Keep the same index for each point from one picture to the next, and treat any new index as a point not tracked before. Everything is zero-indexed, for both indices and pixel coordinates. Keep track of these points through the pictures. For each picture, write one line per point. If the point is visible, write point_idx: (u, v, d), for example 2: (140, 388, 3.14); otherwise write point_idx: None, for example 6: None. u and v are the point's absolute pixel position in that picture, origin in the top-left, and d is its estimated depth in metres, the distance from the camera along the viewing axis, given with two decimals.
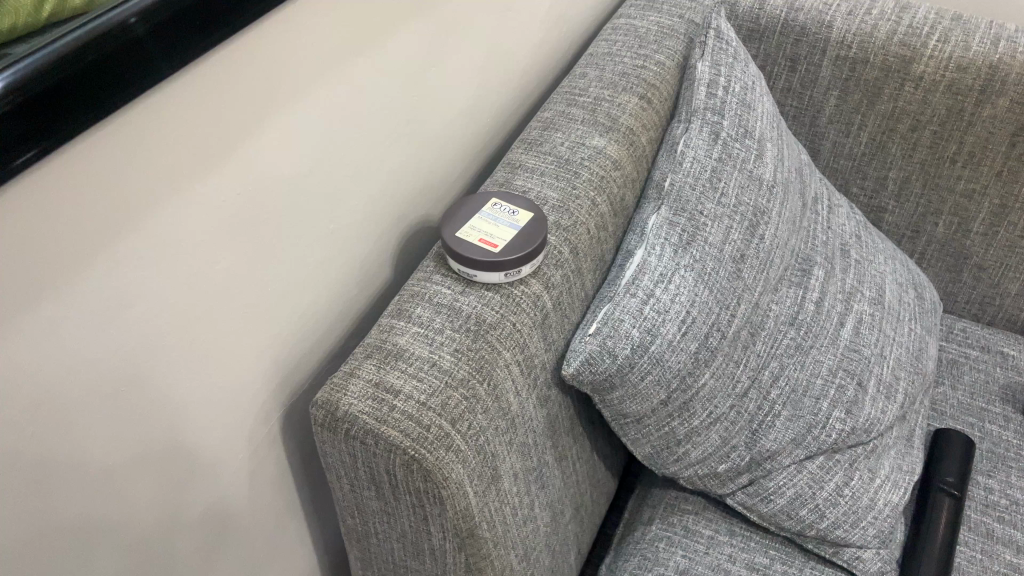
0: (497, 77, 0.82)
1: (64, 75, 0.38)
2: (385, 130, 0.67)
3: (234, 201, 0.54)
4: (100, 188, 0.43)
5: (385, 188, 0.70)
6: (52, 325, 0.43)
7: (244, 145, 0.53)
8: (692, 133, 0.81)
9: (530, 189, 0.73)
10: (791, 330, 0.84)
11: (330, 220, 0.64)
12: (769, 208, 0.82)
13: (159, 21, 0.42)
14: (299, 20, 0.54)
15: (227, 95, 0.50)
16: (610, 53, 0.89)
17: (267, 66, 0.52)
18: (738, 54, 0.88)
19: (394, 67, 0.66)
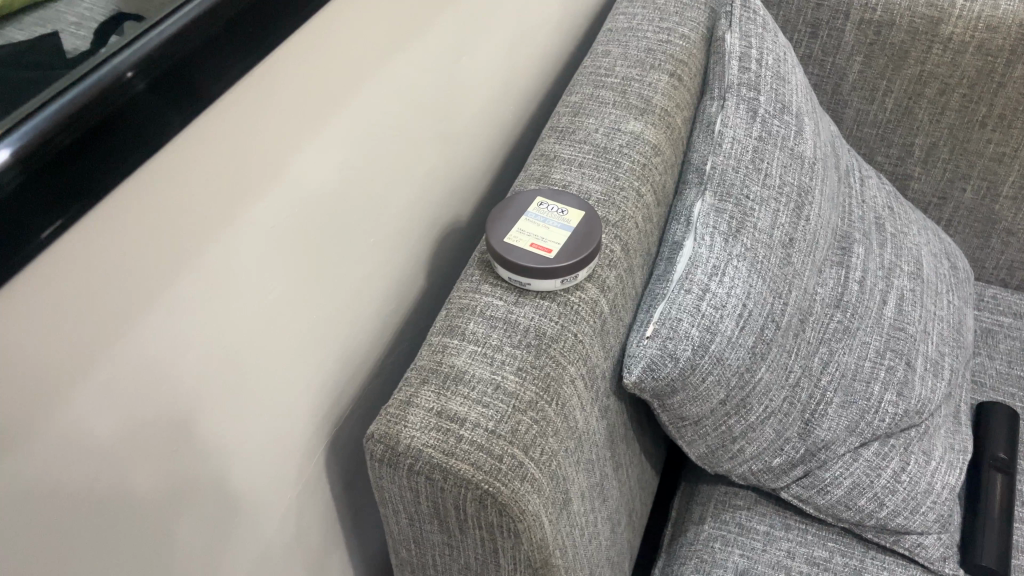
0: (519, 62, 0.76)
1: (79, 133, 0.32)
2: (416, 133, 0.62)
3: (273, 224, 0.48)
4: (135, 230, 0.37)
5: (417, 194, 0.65)
6: (99, 390, 0.37)
7: (280, 172, 0.47)
8: (729, 111, 0.77)
9: (571, 183, 0.68)
10: (837, 313, 0.81)
11: (367, 231, 0.59)
12: (813, 186, 0.78)
13: (185, 52, 0.37)
14: (332, 26, 0.48)
15: (260, 109, 0.44)
16: (631, 27, 0.84)
17: (303, 82, 0.47)
18: (766, 23, 0.83)
19: (423, 66, 0.60)
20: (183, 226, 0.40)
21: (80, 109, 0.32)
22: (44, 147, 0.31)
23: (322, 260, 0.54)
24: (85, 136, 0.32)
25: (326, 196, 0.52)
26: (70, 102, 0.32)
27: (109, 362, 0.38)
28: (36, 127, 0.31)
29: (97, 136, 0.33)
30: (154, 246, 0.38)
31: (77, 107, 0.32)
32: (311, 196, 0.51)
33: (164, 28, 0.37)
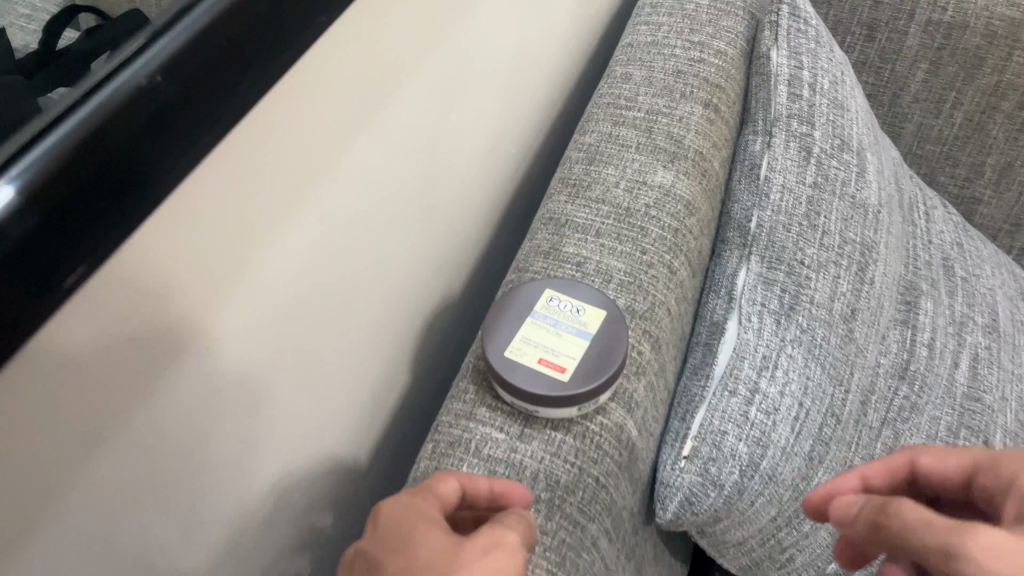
0: (502, 96, 0.65)
1: (89, 169, 0.25)
2: (405, 188, 0.52)
3: (266, 303, 0.39)
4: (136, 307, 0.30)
5: (401, 264, 0.55)
6: (105, 497, 0.32)
7: (262, 261, 0.38)
8: (776, 151, 0.63)
9: (588, 262, 0.55)
10: (902, 386, 0.68)
11: (351, 305, 0.49)
12: (878, 240, 0.64)
13: (201, 65, 0.30)
14: (324, 77, 0.39)
15: (248, 176, 0.35)
16: (656, 41, 0.69)
17: (286, 153, 0.38)
18: (820, 35, 0.69)
19: (420, 106, 0.51)
20: (195, 291, 0.33)
21: (93, 132, 0.26)
22: (46, 188, 0.24)
23: (297, 364, 0.44)
24: (96, 169, 0.26)
25: (316, 269, 0.43)
26: (72, 129, 0.25)
27: (116, 459, 0.32)
28: (39, 160, 0.24)
29: (107, 170, 0.26)
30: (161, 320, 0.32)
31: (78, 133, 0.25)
32: (301, 272, 0.42)
33: (182, 29, 0.29)
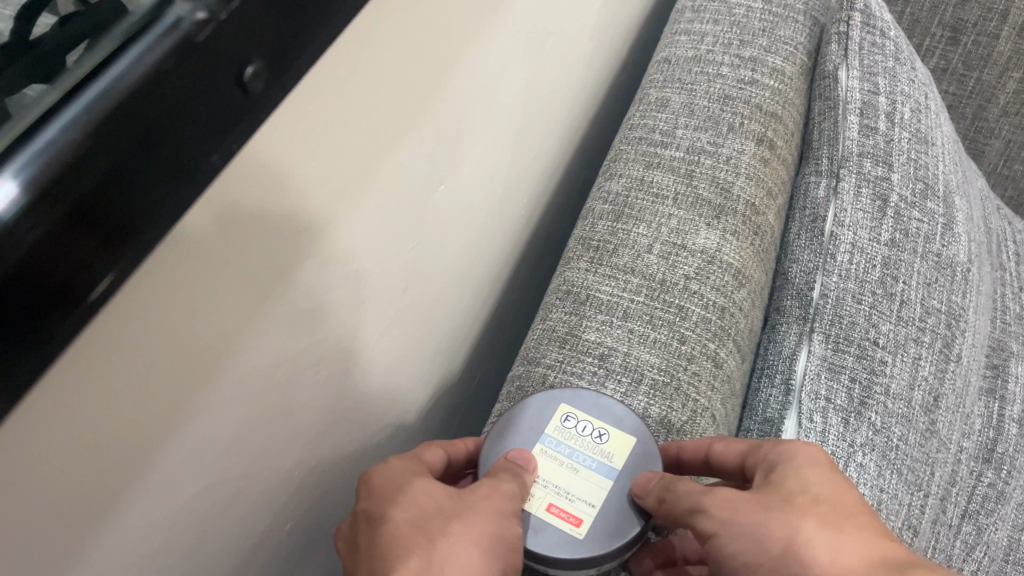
0: (543, 107, 0.53)
1: (89, 185, 0.18)
2: (428, 228, 0.42)
3: (248, 415, 0.30)
4: (162, 352, 0.24)
5: (414, 324, 0.44)
6: (118, 556, 0.26)
7: (243, 369, 0.28)
8: (845, 199, 0.52)
9: (614, 355, 0.45)
10: (988, 473, 0.57)
11: (334, 402, 0.38)
12: (966, 304, 0.53)
13: (204, 87, 0.20)
14: (351, 109, 0.29)
15: (189, 302, 0.24)
16: (697, 57, 0.58)
17: (284, 224, 0.28)
18: (899, 50, 0.57)
19: (455, 129, 0.40)
20: (185, 371, 0.25)
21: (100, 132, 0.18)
22: (49, 196, 0.17)
23: (280, 470, 0.35)
24: (117, 175, 0.18)
25: (305, 368, 0.33)
26: (69, 123, 0.17)
27: (147, 504, 0.26)
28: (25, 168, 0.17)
29: (108, 190, 0.18)
30: (203, 356, 0.26)
31: (90, 130, 0.18)
32: (284, 378, 0.32)
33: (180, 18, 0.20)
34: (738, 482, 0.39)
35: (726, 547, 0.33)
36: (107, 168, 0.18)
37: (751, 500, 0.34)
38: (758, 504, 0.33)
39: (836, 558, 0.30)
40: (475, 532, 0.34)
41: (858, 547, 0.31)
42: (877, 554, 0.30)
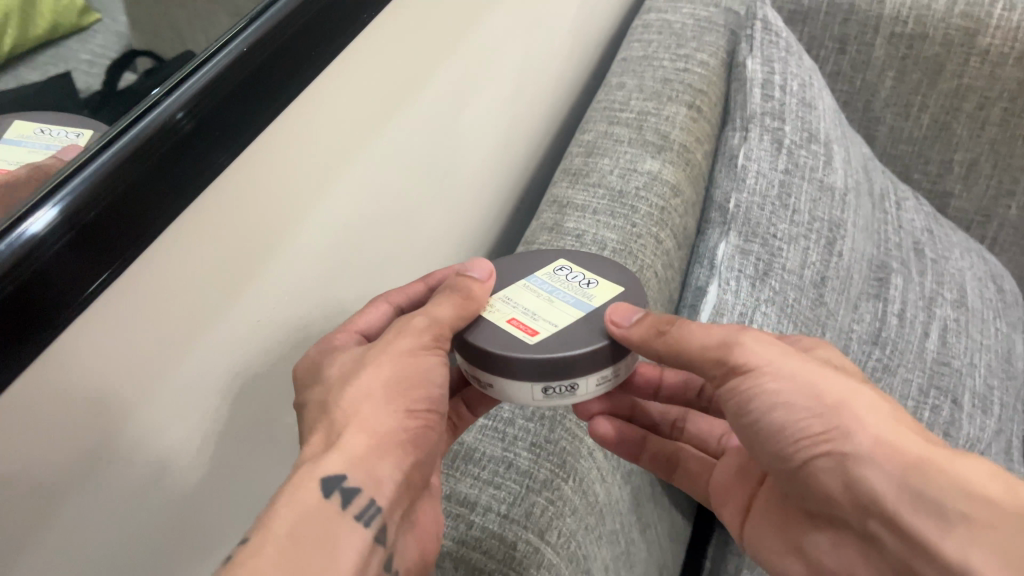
0: (520, 99, 0.75)
1: (147, 166, 0.32)
2: (436, 160, 0.62)
3: (327, 233, 0.50)
4: (197, 265, 0.39)
5: (431, 223, 0.65)
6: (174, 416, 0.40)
7: (320, 201, 0.48)
8: (752, 143, 0.72)
9: (585, 234, 0.64)
10: (875, 351, 0.76)
11: (376, 246, 0.57)
12: (845, 219, 0.73)
13: (271, 54, 0.39)
14: (374, 51, 0.50)
15: (298, 129, 0.44)
16: (647, 56, 0.80)
17: (347, 108, 0.48)
18: (790, 46, 0.79)
19: (452, 90, 0.61)
20: (208, 287, 0.40)
21: (153, 135, 0.33)
22: (130, 167, 0.32)
23: (349, 289, 0.55)
24: (176, 150, 0.34)
25: (360, 218, 0.54)
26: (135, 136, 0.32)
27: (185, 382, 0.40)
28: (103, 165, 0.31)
29: (165, 164, 0.33)
30: (219, 281, 0.41)
31: (124, 160, 0.31)
32: (347, 220, 0.52)
33: (238, 41, 0.38)
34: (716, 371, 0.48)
35: (775, 385, 0.45)
36: (168, 147, 0.33)
37: (794, 361, 0.45)
38: (796, 361, 0.46)
39: (878, 420, 0.42)
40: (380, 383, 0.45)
41: (891, 417, 0.43)
42: (910, 429, 0.43)
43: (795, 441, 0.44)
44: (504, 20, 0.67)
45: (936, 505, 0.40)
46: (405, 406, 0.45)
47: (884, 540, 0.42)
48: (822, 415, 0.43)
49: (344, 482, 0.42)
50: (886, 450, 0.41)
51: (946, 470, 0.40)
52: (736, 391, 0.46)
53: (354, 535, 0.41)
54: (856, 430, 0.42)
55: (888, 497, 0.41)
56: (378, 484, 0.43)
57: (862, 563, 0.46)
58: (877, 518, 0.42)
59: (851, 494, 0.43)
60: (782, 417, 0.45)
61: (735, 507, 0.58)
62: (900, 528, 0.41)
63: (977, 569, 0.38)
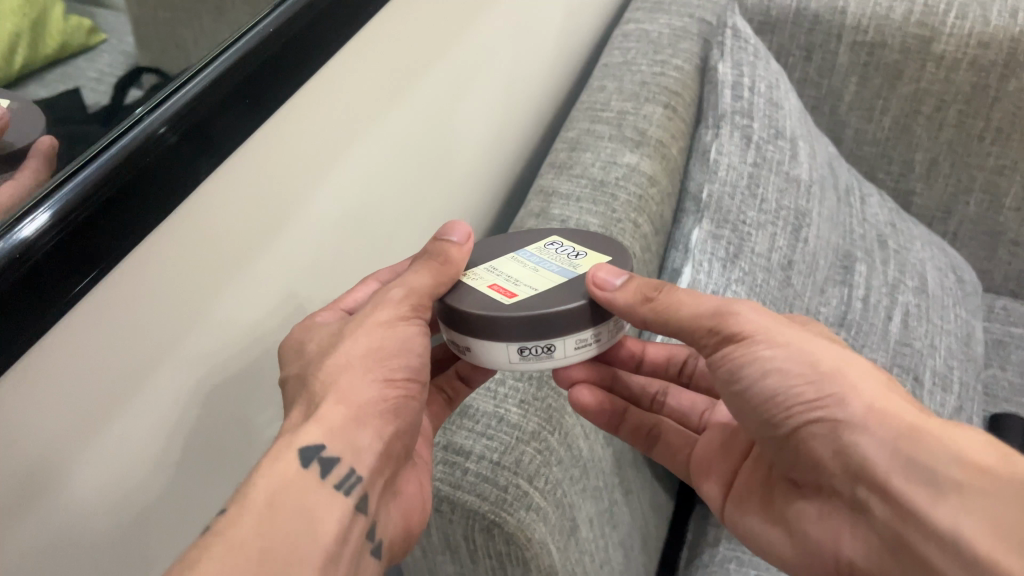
0: (521, 98, 0.79)
1: (132, 175, 0.36)
2: (438, 152, 0.66)
3: (329, 214, 0.54)
4: (189, 256, 0.42)
5: (437, 211, 0.69)
6: (163, 400, 0.43)
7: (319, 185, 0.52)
8: (723, 138, 0.78)
9: (570, 218, 0.70)
10: (841, 332, 0.81)
11: (381, 228, 0.61)
12: (810, 208, 0.79)
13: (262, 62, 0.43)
14: (372, 49, 0.53)
15: (298, 120, 0.48)
16: (626, 62, 0.86)
17: (346, 100, 0.52)
18: (758, 51, 0.85)
19: (451, 86, 0.65)
20: (198, 277, 0.43)
21: (140, 146, 0.36)
22: (117, 174, 0.35)
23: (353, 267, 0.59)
24: (162, 158, 0.37)
25: (362, 201, 0.58)
26: (122, 147, 0.36)
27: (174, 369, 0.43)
28: (89, 175, 0.34)
29: (151, 171, 0.37)
30: (208, 275, 0.44)
31: (112, 167, 0.35)
32: (347, 203, 0.56)
33: (229, 54, 0.42)
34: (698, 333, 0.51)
35: (770, 350, 0.47)
36: (155, 155, 0.37)
37: (788, 331, 0.48)
38: (789, 331, 0.48)
39: (872, 389, 0.45)
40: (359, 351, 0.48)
41: (883, 388, 0.46)
42: (901, 402, 0.45)
43: (789, 407, 0.46)
44: (501, 24, 0.71)
45: (929, 470, 0.42)
46: (384, 374, 0.48)
47: (872, 507, 0.44)
48: (816, 382, 0.46)
49: (322, 452, 0.45)
50: (880, 417, 0.44)
51: (941, 439, 0.42)
52: (730, 356, 0.48)
53: (333, 501, 0.44)
54: (851, 396, 0.45)
55: (880, 461, 0.43)
56: (356, 454, 0.46)
57: (846, 536, 0.47)
58: (867, 484, 0.44)
59: (841, 461, 0.45)
60: (777, 382, 0.47)
61: (715, 483, 0.60)
62: (890, 492, 0.43)
63: (967, 532, 0.40)
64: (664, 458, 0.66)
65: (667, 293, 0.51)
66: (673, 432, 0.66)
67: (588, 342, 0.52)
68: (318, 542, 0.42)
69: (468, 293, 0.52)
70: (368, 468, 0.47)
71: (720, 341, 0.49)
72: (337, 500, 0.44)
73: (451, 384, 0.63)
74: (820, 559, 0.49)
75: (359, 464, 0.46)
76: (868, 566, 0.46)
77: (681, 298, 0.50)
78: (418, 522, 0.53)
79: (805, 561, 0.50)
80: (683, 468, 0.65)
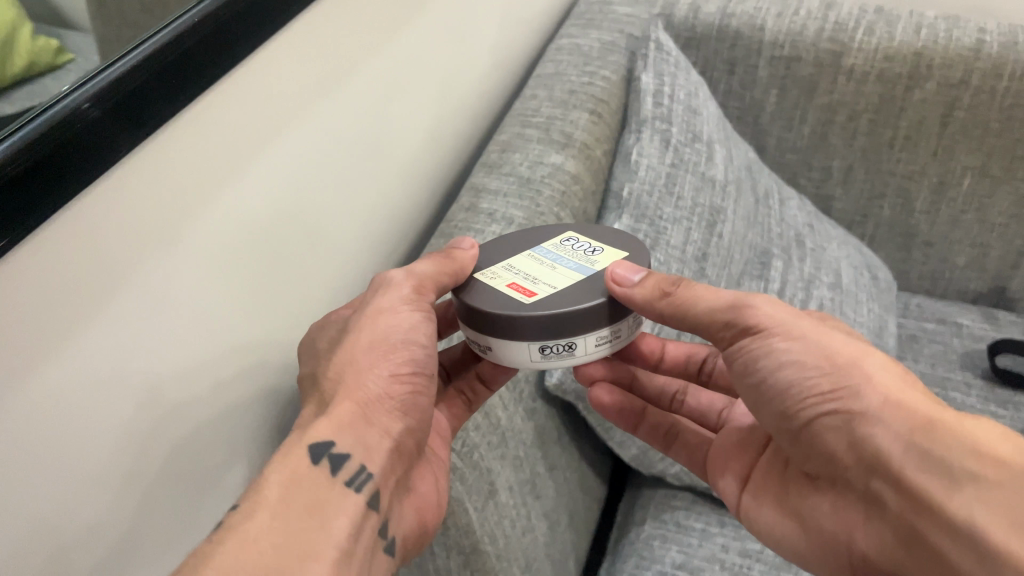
0: (452, 106, 0.84)
1: (48, 149, 0.39)
2: (368, 148, 0.71)
3: (259, 198, 0.58)
4: (120, 221, 0.45)
5: (370, 205, 0.73)
6: (100, 366, 0.46)
7: (247, 171, 0.56)
8: (644, 142, 0.84)
9: (496, 212, 0.75)
10: None
11: (315, 217, 0.65)
12: (724, 206, 0.85)
13: (182, 50, 0.47)
14: (294, 45, 0.58)
15: (226, 105, 0.52)
16: (558, 73, 0.92)
17: (270, 91, 0.56)
18: (679, 63, 0.92)
19: (377, 85, 0.70)
20: (129, 245, 0.46)
21: (55, 124, 0.39)
22: (34, 147, 0.38)
23: (287, 252, 0.62)
24: (78, 136, 0.40)
25: (293, 189, 0.61)
26: (38, 125, 0.39)
27: (110, 338, 0.46)
28: (6, 148, 0.37)
29: (67, 146, 0.40)
30: (139, 245, 0.47)
31: (29, 141, 0.38)
32: (278, 189, 0.60)
33: (148, 45, 0.45)
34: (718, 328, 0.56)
35: (787, 344, 0.53)
36: (71, 132, 0.40)
37: (806, 326, 0.54)
38: (807, 326, 0.54)
39: (888, 381, 0.49)
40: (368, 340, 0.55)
41: (900, 381, 0.50)
42: (918, 395, 0.49)
43: (806, 399, 0.52)
44: (427, 30, 0.75)
45: (942, 464, 0.46)
46: (391, 371, 0.55)
47: (884, 498, 0.49)
48: (831, 374, 0.51)
49: (331, 449, 0.51)
50: (894, 409, 0.48)
51: (956, 431, 0.46)
52: (748, 348, 0.54)
53: (345, 498, 0.50)
54: (865, 388, 0.49)
55: (894, 454, 0.47)
56: (367, 452, 0.52)
57: (859, 527, 0.52)
58: (880, 476, 0.48)
59: (855, 451, 0.50)
60: (795, 374, 0.52)
61: (733, 478, 0.65)
62: (902, 483, 0.47)
63: (980, 521, 0.43)
64: (682, 455, 0.72)
65: (685, 288, 0.57)
66: (689, 432, 0.72)
67: (606, 338, 0.58)
68: (332, 540, 0.47)
69: (496, 293, 0.58)
70: (379, 465, 0.53)
71: (736, 333, 0.56)
72: (350, 497, 0.50)
73: (470, 386, 0.66)
74: (833, 547, 0.54)
75: (369, 462, 0.52)
76: (878, 556, 0.51)
77: (699, 294, 0.56)
78: (432, 518, 0.58)
79: (821, 550, 0.56)
80: (699, 464, 0.71)
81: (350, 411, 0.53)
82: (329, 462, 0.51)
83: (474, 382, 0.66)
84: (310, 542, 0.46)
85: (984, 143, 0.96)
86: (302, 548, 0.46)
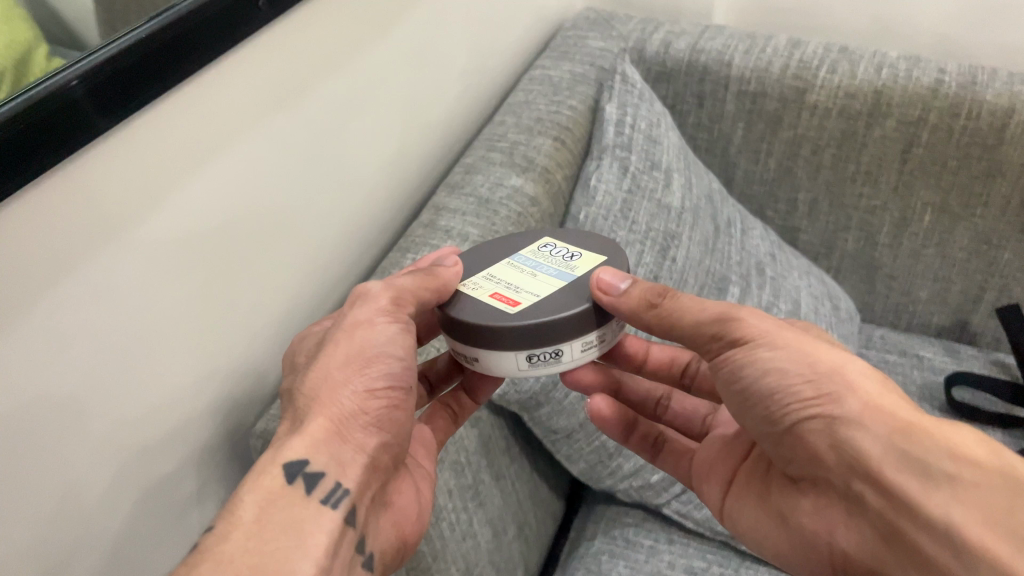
0: (418, 127, 0.88)
1: (15, 130, 0.43)
2: (329, 159, 0.74)
3: (214, 196, 0.61)
4: (76, 204, 0.49)
5: (328, 214, 0.77)
6: (41, 335, 0.49)
7: (205, 171, 0.60)
8: (603, 168, 0.87)
9: (453, 229, 0.79)
10: None
11: (269, 220, 0.69)
12: (679, 232, 0.89)
13: (153, 47, 0.51)
14: (258, 56, 0.62)
15: (186, 106, 0.56)
16: (527, 102, 0.96)
17: (233, 97, 0.60)
18: (643, 94, 0.96)
19: (341, 101, 0.74)
20: (74, 229, 0.50)
21: (24, 108, 0.43)
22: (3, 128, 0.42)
23: (238, 251, 0.66)
24: (45, 121, 0.45)
25: (248, 192, 0.65)
26: (8, 109, 0.43)
27: (55, 310, 0.50)
28: None
29: (35, 128, 0.44)
30: (91, 230, 0.51)
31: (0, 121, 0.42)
32: (233, 190, 0.63)
33: (123, 41, 0.50)
34: (700, 335, 0.58)
35: (771, 353, 0.54)
36: (38, 117, 0.44)
37: (790, 337, 0.55)
38: (791, 336, 0.55)
39: (870, 387, 0.51)
40: (343, 356, 0.57)
41: (882, 387, 0.51)
42: (898, 400, 0.51)
43: (788, 403, 0.52)
44: (396, 51, 0.80)
45: (920, 464, 0.47)
46: (365, 386, 0.57)
47: (864, 498, 0.50)
48: (814, 381, 0.52)
49: (305, 468, 0.53)
50: (874, 413, 0.49)
51: (932, 434, 0.48)
52: (733, 358, 0.55)
53: (321, 514, 0.52)
54: (847, 395, 0.50)
55: (874, 455, 0.48)
56: (341, 468, 0.54)
57: (840, 526, 0.52)
58: (859, 478, 0.49)
59: (835, 453, 0.51)
60: (777, 380, 0.53)
61: (717, 482, 0.67)
62: (882, 484, 0.48)
63: (956, 519, 0.45)
64: (667, 463, 0.74)
65: (671, 300, 0.59)
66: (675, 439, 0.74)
67: (592, 343, 0.61)
68: (309, 558, 0.50)
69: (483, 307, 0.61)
70: (353, 480, 0.55)
71: (723, 345, 0.57)
72: (326, 514, 0.52)
73: (457, 399, 0.71)
74: (815, 549, 0.55)
75: (343, 477, 0.54)
76: (859, 554, 0.51)
77: (683, 308, 0.58)
78: (411, 533, 0.62)
79: (805, 552, 0.56)
80: (685, 472, 0.73)
81: (324, 427, 0.55)
82: (303, 482, 0.53)
83: (459, 396, 0.71)
84: (280, 562, 0.48)
85: (943, 180, 0.99)
86: (252, 551, 0.48)
